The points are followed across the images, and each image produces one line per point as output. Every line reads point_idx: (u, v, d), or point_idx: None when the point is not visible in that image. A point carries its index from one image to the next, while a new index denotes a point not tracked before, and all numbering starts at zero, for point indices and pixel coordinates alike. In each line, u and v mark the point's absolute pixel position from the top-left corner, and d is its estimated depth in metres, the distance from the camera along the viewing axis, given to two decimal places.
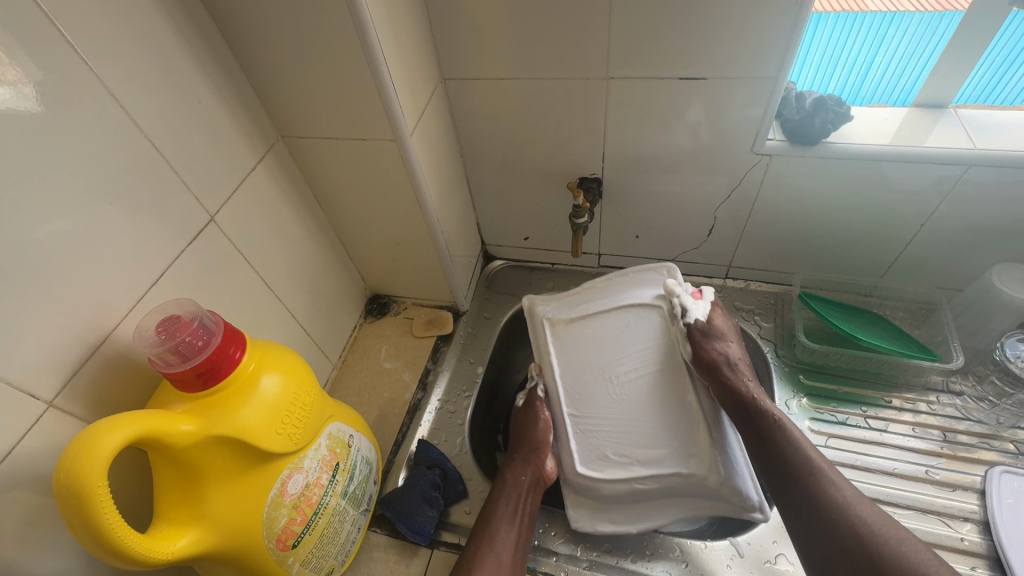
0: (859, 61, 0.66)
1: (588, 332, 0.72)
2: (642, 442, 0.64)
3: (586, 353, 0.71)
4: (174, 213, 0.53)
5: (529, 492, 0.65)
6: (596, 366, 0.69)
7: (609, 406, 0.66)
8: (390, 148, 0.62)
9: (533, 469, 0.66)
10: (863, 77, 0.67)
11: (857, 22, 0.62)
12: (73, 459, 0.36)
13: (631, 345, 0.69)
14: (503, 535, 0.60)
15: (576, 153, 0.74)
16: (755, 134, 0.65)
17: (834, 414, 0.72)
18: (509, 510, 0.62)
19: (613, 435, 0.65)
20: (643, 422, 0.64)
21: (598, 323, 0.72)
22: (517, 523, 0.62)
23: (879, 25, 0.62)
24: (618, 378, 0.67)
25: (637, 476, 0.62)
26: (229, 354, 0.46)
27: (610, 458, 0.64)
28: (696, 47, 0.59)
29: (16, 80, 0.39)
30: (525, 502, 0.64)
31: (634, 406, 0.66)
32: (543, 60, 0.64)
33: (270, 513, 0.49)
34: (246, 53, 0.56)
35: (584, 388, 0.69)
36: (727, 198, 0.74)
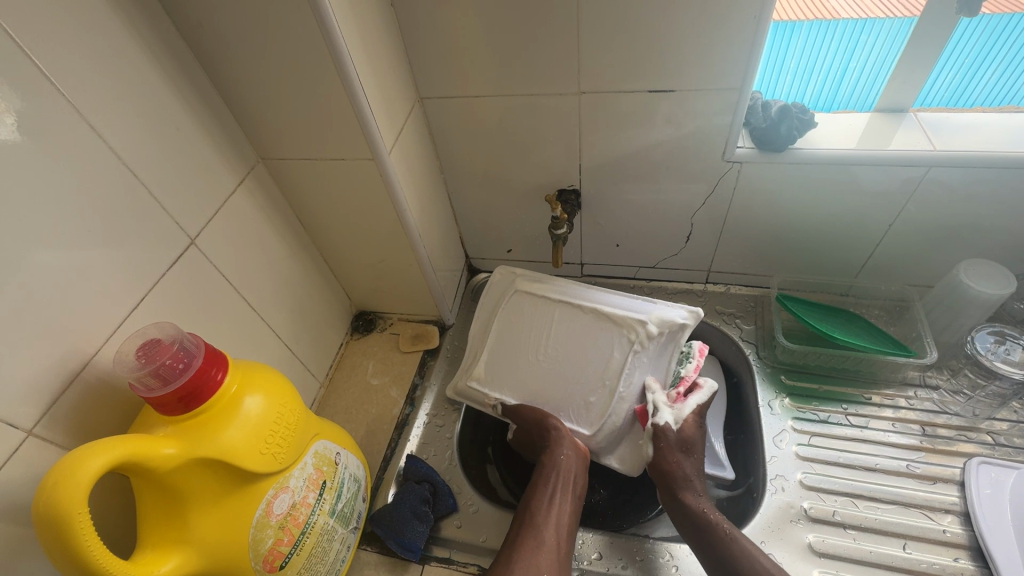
0: (834, 67, 0.68)
1: (505, 365, 0.73)
2: (592, 365, 0.69)
3: (506, 359, 0.73)
4: (154, 238, 0.53)
5: (570, 475, 0.64)
6: (521, 359, 0.72)
7: (563, 371, 0.70)
8: (368, 166, 0.63)
9: (570, 450, 0.65)
10: (839, 81, 0.70)
11: (829, 30, 0.64)
12: (54, 486, 0.36)
13: (527, 334, 0.73)
14: (544, 522, 0.60)
15: (554, 166, 0.76)
16: (725, 142, 0.67)
17: (816, 413, 0.73)
18: (549, 498, 0.63)
19: (576, 386, 0.69)
20: (593, 353, 0.69)
21: (508, 340, 0.74)
22: (560, 506, 0.62)
23: (852, 32, 0.64)
24: (547, 351, 0.71)
25: (614, 386, 0.67)
26: (211, 376, 0.46)
27: (593, 401, 0.68)
28: (662, 61, 0.61)
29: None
30: (564, 488, 0.63)
31: (569, 352, 0.70)
32: (517, 76, 0.66)
33: (256, 534, 0.49)
34: (223, 79, 0.58)
35: (533, 383, 0.71)
36: (703, 205, 0.76)
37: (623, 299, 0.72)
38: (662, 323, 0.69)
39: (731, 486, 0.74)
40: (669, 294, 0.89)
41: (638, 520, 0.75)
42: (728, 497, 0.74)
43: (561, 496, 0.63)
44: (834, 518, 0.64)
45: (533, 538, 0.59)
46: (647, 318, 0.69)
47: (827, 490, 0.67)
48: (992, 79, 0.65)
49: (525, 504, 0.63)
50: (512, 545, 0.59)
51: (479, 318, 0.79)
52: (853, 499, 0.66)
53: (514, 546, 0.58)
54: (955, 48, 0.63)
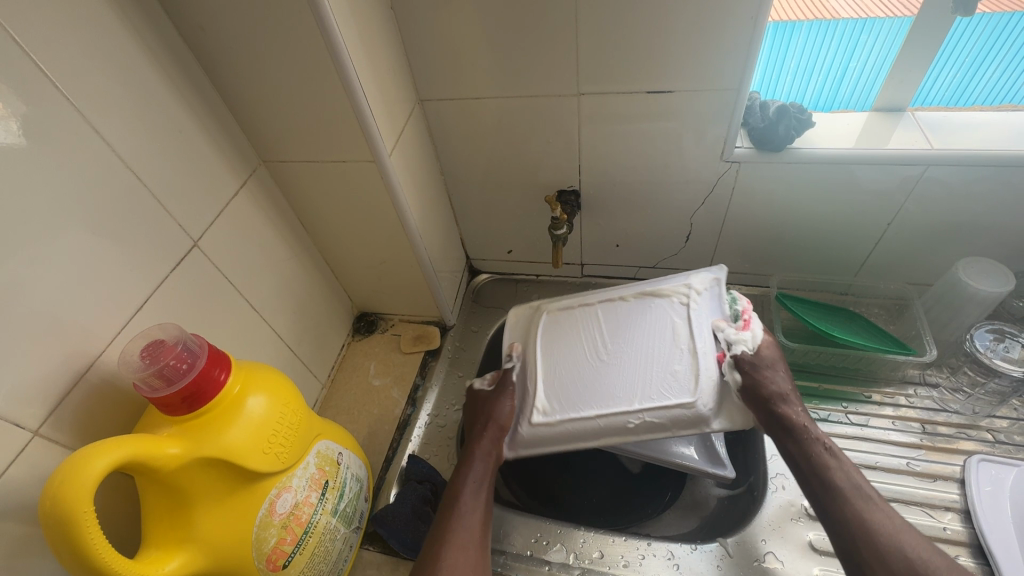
0: (834, 66, 0.68)
1: (563, 385, 0.65)
2: (653, 339, 0.65)
3: (560, 362, 0.68)
4: (158, 240, 0.54)
5: (495, 439, 0.64)
6: (581, 359, 0.67)
7: (637, 357, 0.65)
8: (369, 168, 0.64)
9: (498, 416, 0.65)
10: (839, 81, 0.70)
11: (829, 30, 0.64)
12: (60, 485, 0.37)
13: (573, 339, 0.69)
14: (469, 490, 0.60)
15: (554, 167, 0.76)
16: (723, 142, 0.67)
17: (816, 411, 0.74)
18: (475, 463, 0.62)
19: (650, 365, 0.63)
20: (655, 329, 0.66)
21: (559, 360, 0.68)
22: (485, 471, 0.62)
23: (851, 32, 0.64)
24: (608, 347, 0.67)
25: (687, 347, 0.63)
26: (214, 376, 0.47)
27: (674, 370, 0.62)
28: (660, 62, 0.62)
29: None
30: (490, 451, 0.63)
31: (626, 339, 0.67)
32: (517, 78, 0.66)
33: (259, 533, 0.49)
34: (225, 82, 0.58)
35: (610, 377, 0.64)
36: (702, 204, 0.76)
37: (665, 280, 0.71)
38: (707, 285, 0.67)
39: (731, 486, 0.75)
40: None
41: (639, 519, 0.75)
42: (728, 497, 0.74)
43: (484, 481, 0.61)
44: None
45: (457, 508, 0.59)
46: (689, 280, 0.68)
47: None
48: (992, 77, 0.65)
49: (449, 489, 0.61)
50: (439, 516, 0.59)
51: (514, 327, 0.75)
52: None
53: (443, 516, 0.58)
54: (953, 46, 0.63)
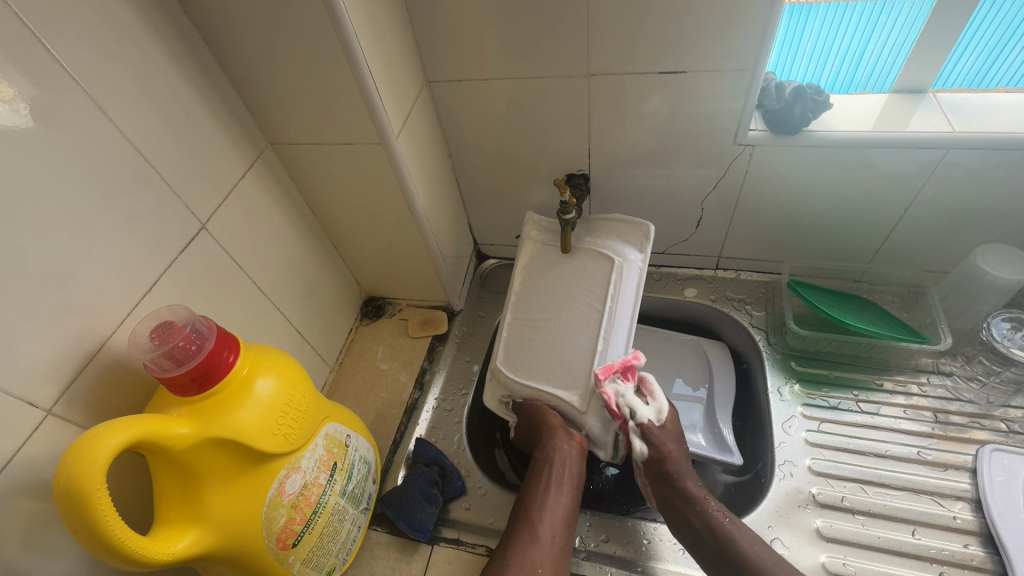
0: (852, 49, 0.66)
1: (561, 367, 0.67)
2: (556, 283, 0.72)
3: (539, 357, 0.68)
4: (165, 222, 0.53)
5: (564, 469, 0.64)
6: (542, 337, 0.69)
7: (567, 297, 0.70)
8: (376, 151, 0.63)
9: (562, 445, 0.65)
10: (856, 65, 0.68)
11: (848, 11, 0.62)
12: (74, 463, 0.37)
13: (530, 348, 0.69)
14: (539, 518, 0.61)
15: (563, 150, 0.75)
16: (737, 125, 0.66)
17: (825, 399, 0.73)
18: (545, 493, 0.63)
19: (576, 288, 0.71)
20: (555, 274, 0.73)
21: (540, 366, 0.68)
22: (557, 501, 0.62)
23: (870, 13, 0.62)
24: (541, 316, 0.71)
25: (572, 258, 0.73)
26: (223, 358, 0.47)
27: (583, 270, 0.72)
28: (672, 41, 0.60)
29: (9, 98, 0.40)
30: (561, 482, 0.64)
31: (551, 301, 0.71)
32: (526, 58, 0.65)
33: (269, 513, 0.50)
34: (231, 64, 0.58)
35: (564, 318, 0.69)
36: (714, 188, 0.74)
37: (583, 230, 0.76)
38: (537, 224, 0.79)
39: (739, 472, 0.74)
40: (677, 281, 0.88)
41: (645, 504, 0.76)
42: (735, 483, 0.74)
43: (557, 490, 0.63)
44: (843, 504, 0.64)
45: (527, 534, 0.59)
46: (527, 231, 0.80)
47: (836, 476, 0.66)
48: (1018, 59, 0.63)
49: (520, 499, 0.64)
50: (509, 542, 0.59)
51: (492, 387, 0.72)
52: (861, 485, 0.65)
53: (511, 544, 0.59)
54: (976, 31, 0.62)
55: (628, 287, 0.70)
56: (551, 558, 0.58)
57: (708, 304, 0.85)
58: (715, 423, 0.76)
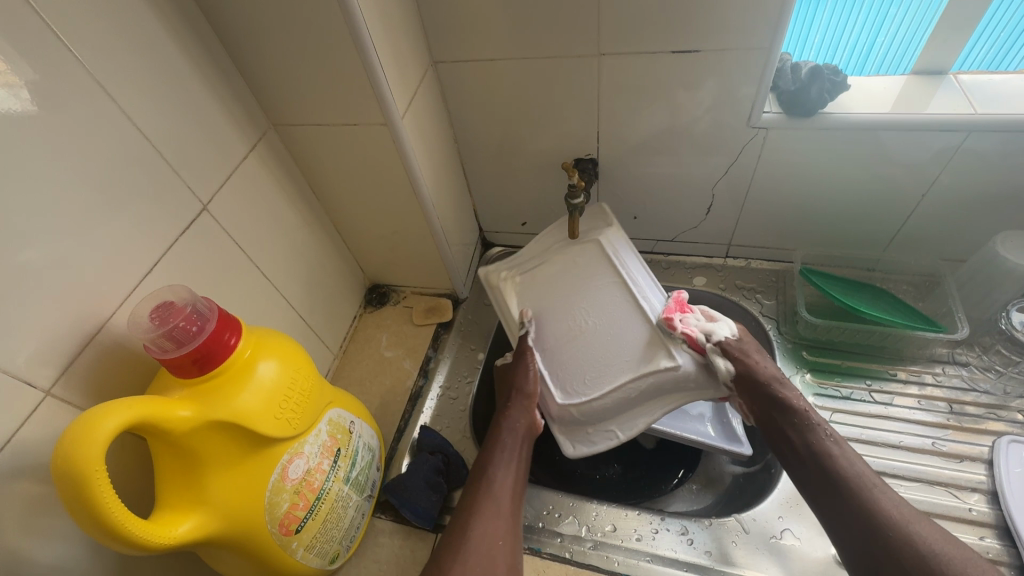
0: (860, 42, 0.65)
1: (620, 351, 0.64)
2: (549, 299, 0.71)
3: (591, 352, 0.65)
4: (166, 203, 0.52)
5: (520, 441, 0.65)
6: (575, 334, 0.67)
7: (571, 299, 0.70)
8: (381, 132, 0.62)
9: (522, 418, 0.65)
10: (865, 57, 0.67)
11: (857, 4, 0.61)
12: (72, 445, 0.36)
13: (584, 356, 0.66)
14: (501, 487, 0.60)
15: (572, 134, 0.74)
16: (751, 108, 0.64)
17: (837, 389, 0.71)
18: (502, 460, 0.62)
19: (566, 281, 0.71)
20: (546, 295, 0.72)
21: (599, 366, 0.64)
22: (515, 470, 0.62)
23: (880, 6, 0.61)
24: (560, 326, 0.69)
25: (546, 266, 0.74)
26: (224, 340, 0.46)
27: (568, 260, 0.73)
28: (687, 19, 0.58)
29: (10, 82, 0.39)
30: (517, 453, 0.64)
31: (563, 309, 0.70)
32: (535, 38, 0.63)
33: (272, 498, 0.49)
34: (233, 42, 0.56)
35: (581, 313, 0.68)
36: (726, 173, 0.73)
37: (550, 233, 0.77)
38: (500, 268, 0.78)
39: (748, 463, 0.73)
40: (686, 269, 0.87)
41: (652, 495, 0.75)
42: (744, 474, 0.73)
43: (515, 461, 0.63)
44: None
45: (490, 502, 0.58)
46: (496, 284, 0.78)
47: None
48: None
49: (477, 467, 0.63)
50: (470, 507, 0.58)
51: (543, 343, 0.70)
52: None
53: (473, 510, 0.58)
54: (993, 19, 0.61)
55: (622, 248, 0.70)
56: (510, 522, 0.58)
57: (717, 293, 0.83)
58: (725, 414, 0.73)
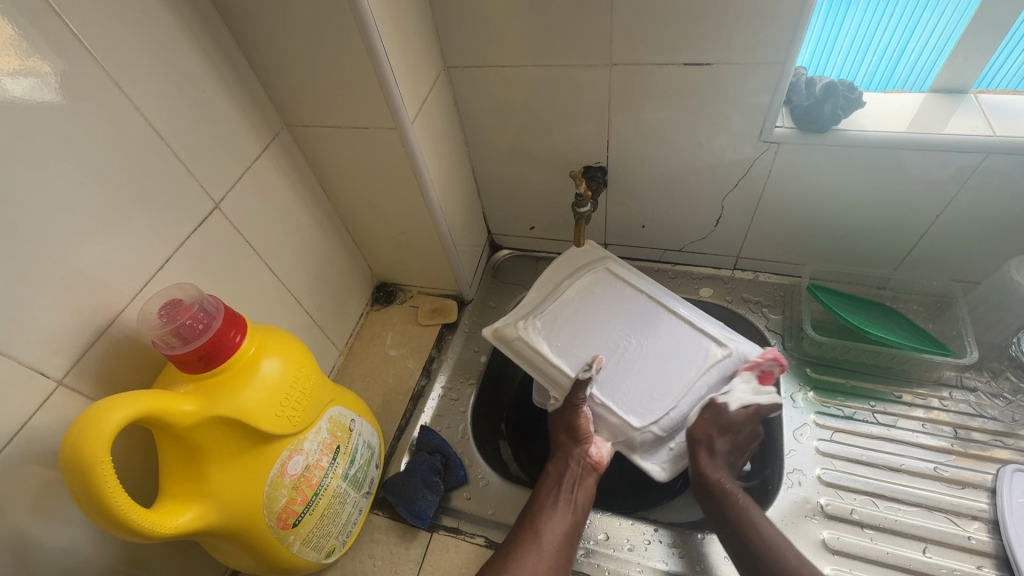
0: (892, 46, 0.63)
1: (678, 351, 0.68)
2: (583, 338, 0.70)
3: (650, 359, 0.68)
4: (180, 200, 0.54)
5: (574, 484, 0.64)
6: (629, 347, 0.69)
7: (605, 327, 0.71)
8: (391, 136, 0.63)
9: (577, 461, 0.65)
10: (895, 63, 0.65)
11: (889, 7, 0.59)
12: (79, 435, 0.38)
13: (643, 371, 0.67)
14: (546, 529, 0.61)
15: (582, 141, 0.74)
16: (763, 122, 0.64)
17: (840, 408, 0.71)
18: (552, 505, 0.63)
19: (593, 306, 0.73)
20: (576, 339, 0.70)
21: (663, 372, 0.66)
22: (564, 515, 0.62)
23: (914, 9, 0.59)
24: (605, 348, 0.69)
25: (570, 298, 0.74)
26: (229, 338, 0.47)
27: (586, 289, 0.75)
28: (699, 32, 0.58)
29: (42, 72, 0.41)
30: (569, 498, 0.63)
31: (600, 336, 0.70)
32: (547, 46, 0.64)
33: (271, 493, 0.50)
34: (250, 44, 0.57)
35: (622, 332, 0.70)
36: (735, 186, 0.72)
37: (554, 270, 0.78)
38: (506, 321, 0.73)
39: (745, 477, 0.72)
40: (694, 280, 0.87)
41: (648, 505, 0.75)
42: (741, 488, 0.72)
43: (566, 505, 0.63)
44: (851, 516, 0.62)
45: (532, 545, 0.59)
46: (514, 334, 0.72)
47: (846, 488, 0.65)
48: None
49: (528, 508, 0.64)
50: (511, 546, 0.60)
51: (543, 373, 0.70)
52: (873, 498, 0.64)
53: (514, 550, 0.59)
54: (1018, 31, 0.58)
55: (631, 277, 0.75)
56: (551, 565, 0.58)
57: (723, 305, 0.83)
58: None
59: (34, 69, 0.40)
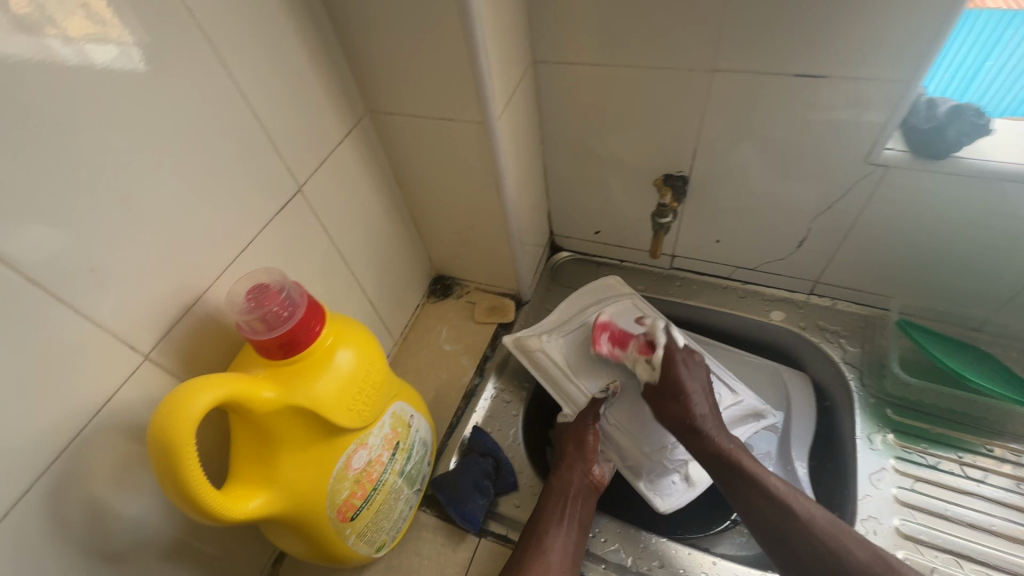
0: (966, 64, 0.56)
1: None
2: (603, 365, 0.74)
3: None
4: (267, 182, 0.53)
5: (576, 502, 0.63)
6: None
7: None
8: (475, 130, 0.61)
9: (579, 479, 0.65)
10: (969, 83, 0.58)
11: (967, 22, 0.52)
12: (167, 415, 0.38)
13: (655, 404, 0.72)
14: (552, 547, 0.59)
15: (666, 148, 0.70)
16: (872, 143, 0.59)
17: (923, 456, 0.66)
18: (556, 522, 0.61)
19: None
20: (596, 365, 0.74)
21: None
22: (567, 533, 0.61)
23: (996, 26, 0.52)
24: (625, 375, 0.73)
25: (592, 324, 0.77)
26: (310, 327, 0.46)
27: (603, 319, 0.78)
28: (818, 42, 0.54)
29: (119, 40, 0.38)
30: (572, 516, 0.62)
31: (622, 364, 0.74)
32: (646, 46, 0.60)
33: (334, 485, 0.50)
34: (346, 28, 0.56)
35: None
36: (828, 208, 0.68)
37: (575, 300, 0.81)
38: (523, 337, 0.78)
39: None
40: (764, 302, 0.82)
41: (700, 532, 0.72)
42: None
43: (568, 523, 0.61)
44: None
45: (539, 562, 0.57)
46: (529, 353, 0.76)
47: (927, 544, 0.60)
48: None
49: (530, 524, 0.62)
50: (516, 563, 0.58)
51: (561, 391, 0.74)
52: (957, 559, 0.59)
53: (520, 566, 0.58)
54: None
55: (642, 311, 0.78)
56: None
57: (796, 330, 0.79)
58: (789, 459, 0.73)
59: (106, 36, 0.37)
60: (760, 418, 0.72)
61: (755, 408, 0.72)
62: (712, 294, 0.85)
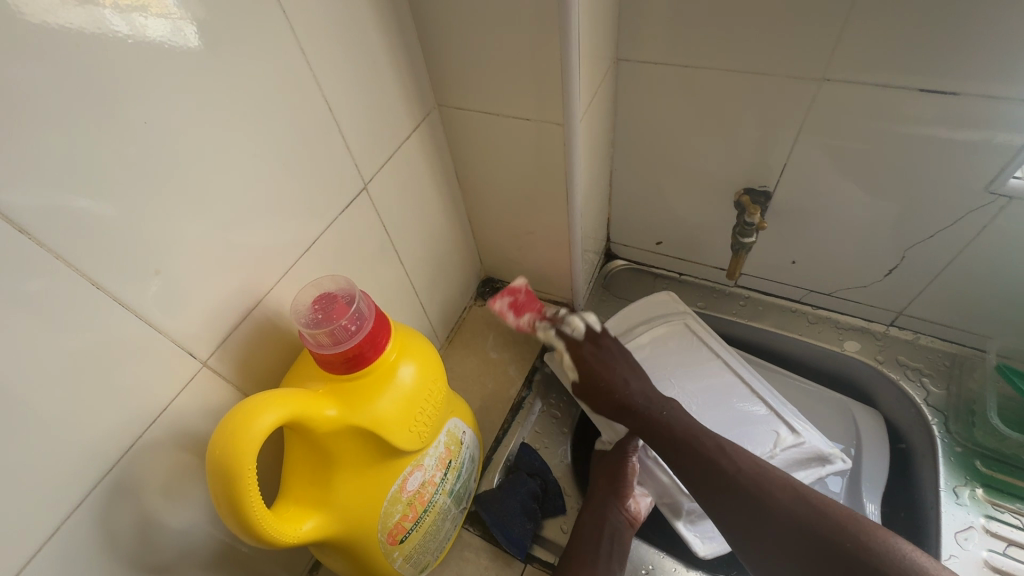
0: None
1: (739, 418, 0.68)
2: None
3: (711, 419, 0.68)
4: (333, 178, 0.50)
5: (609, 540, 0.60)
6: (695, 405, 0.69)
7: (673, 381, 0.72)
8: (550, 132, 0.56)
9: (613, 514, 0.61)
10: None
11: None
12: (229, 436, 0.35)
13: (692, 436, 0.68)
14: None
15: (751, 160, 0.65)
16: (998, 170, 0.53)
17: (1017, 518, 0.60)
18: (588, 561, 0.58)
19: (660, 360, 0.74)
20: None
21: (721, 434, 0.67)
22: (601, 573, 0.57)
23: None
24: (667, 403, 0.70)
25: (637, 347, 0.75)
26: (376, 342, 0.43)
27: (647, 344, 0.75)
28: (954, 54, 0.47)
29: (171, 15, 0.33)
30: (606, 555, 0.58)
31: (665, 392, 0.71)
32: (748, 48, 0.55)
33: (387, 508, 0.47)
34: (424, 14, 0.52)
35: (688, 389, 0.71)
36: (930, 238, 0.61)
37: (620, 322, 0.79)
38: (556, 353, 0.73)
39: None
40: (838, 330, 0.76)
41: None
42: None
43: (602, 563, 0.58)
44: None
45: None
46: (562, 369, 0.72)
47: None
48: None
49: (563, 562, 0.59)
50: None
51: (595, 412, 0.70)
52: None
53: None
54: None
55: (692, 341, 0.75)
56: None
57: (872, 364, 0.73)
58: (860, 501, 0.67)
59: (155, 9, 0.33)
60: (824, 462, 0.65)
61: (819, 451, 0.64)
62: (779, 317, 0.79)
